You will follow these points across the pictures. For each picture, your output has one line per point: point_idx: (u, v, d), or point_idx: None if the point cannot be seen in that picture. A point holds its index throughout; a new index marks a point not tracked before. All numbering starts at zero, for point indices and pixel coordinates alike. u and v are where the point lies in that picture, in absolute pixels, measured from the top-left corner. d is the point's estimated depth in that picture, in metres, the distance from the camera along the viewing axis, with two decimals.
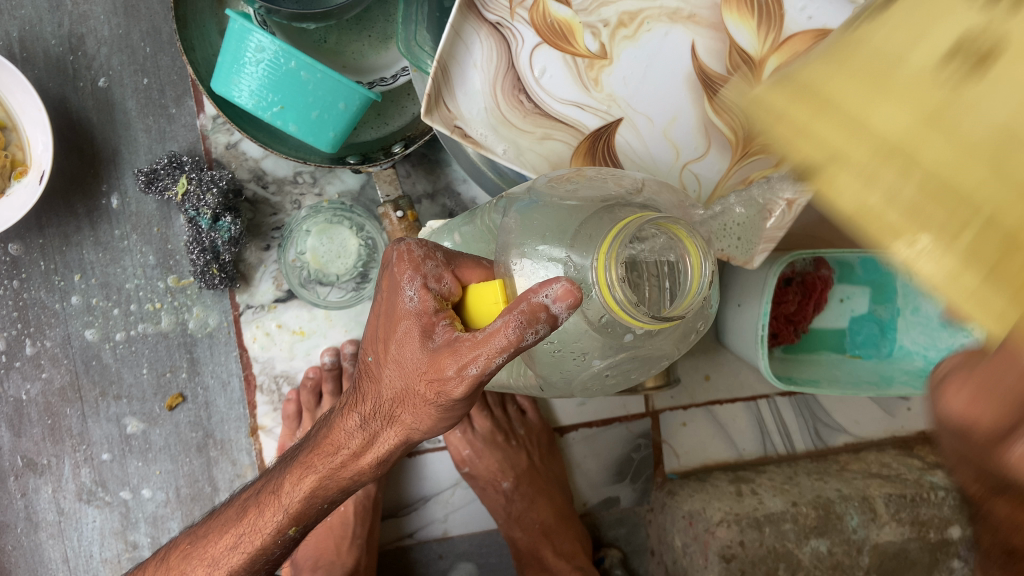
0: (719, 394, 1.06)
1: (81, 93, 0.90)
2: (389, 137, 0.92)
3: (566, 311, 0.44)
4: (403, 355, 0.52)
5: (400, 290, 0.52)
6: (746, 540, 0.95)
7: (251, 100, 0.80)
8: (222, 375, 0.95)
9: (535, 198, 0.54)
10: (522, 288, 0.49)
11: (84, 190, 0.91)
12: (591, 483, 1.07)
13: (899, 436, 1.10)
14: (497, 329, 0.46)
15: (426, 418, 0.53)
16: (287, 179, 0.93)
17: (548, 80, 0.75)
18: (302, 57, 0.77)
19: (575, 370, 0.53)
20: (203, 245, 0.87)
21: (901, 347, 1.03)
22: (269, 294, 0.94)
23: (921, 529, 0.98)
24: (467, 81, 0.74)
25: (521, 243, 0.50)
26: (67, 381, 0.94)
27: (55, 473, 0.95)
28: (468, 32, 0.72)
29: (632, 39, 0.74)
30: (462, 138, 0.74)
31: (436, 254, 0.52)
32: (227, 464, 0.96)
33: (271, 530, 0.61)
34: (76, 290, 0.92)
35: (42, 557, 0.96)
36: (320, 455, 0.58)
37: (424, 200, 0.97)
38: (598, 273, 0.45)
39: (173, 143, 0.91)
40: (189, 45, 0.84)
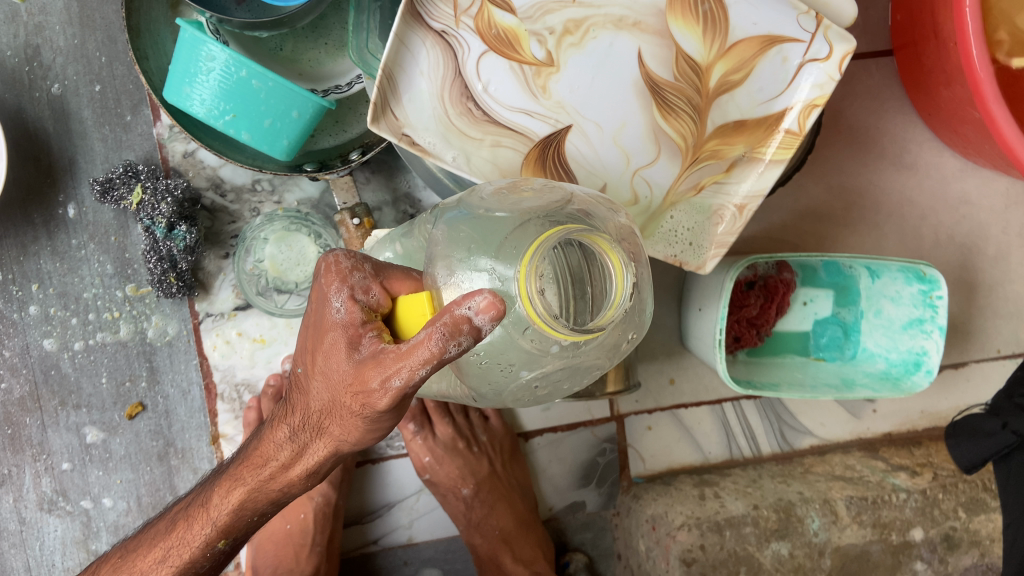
0: (684, 398, 1.06)
1: (36, 103, 0.90)
2: (348, 145, 0.92)
3: (489, 323, 0.44)
4: (329, 367, 0.52)
5: (327, 301, 0.53)
6: (707, 544, 0.95)
7: (203, 109, 0.80)
8: (182, 383, 0.95)
9: (464, 209, 0.54)
10: (449, 300, 0.49)
11: (41, 200, 0.91)
12: (556, 488, 1.07)
13: (865, 438, 1.10)
14: (420, 342, 0.46)
15: (354, 430, 0.53)
16: (245, 187, 0.93)
17: (496, 88, 0.74)
18: (252, 66, 0.77)
19: (502, 380, 0.53)
20: (160, 254, 0.87)
21: (865, 350, 1.03)
22: (229, 302, 0.94)
23: (883, 531, 0.99)
24: (414, 88, 0.74)
25: (448, 256, 0.50)
26: (26, 391, 0.94)
27: (16, 483, 0.95)
28: (414, 41, 0.72)
29: (579, 46, 0.73)
30: (410, 145, 0.75)
31: (364, 265, 0.53)
32: (188, 473, 0.96)
33: (200, 544, 0.61)
34: (34, 300, 0.92)
35: (3, 567, 0.96)
36: (249, 468, 0.58)
37: (385, 207, 0.97)
38: (520, 285, 0.45)
39: (130, 152, 0.91)
40: (141, 54, 0.83)
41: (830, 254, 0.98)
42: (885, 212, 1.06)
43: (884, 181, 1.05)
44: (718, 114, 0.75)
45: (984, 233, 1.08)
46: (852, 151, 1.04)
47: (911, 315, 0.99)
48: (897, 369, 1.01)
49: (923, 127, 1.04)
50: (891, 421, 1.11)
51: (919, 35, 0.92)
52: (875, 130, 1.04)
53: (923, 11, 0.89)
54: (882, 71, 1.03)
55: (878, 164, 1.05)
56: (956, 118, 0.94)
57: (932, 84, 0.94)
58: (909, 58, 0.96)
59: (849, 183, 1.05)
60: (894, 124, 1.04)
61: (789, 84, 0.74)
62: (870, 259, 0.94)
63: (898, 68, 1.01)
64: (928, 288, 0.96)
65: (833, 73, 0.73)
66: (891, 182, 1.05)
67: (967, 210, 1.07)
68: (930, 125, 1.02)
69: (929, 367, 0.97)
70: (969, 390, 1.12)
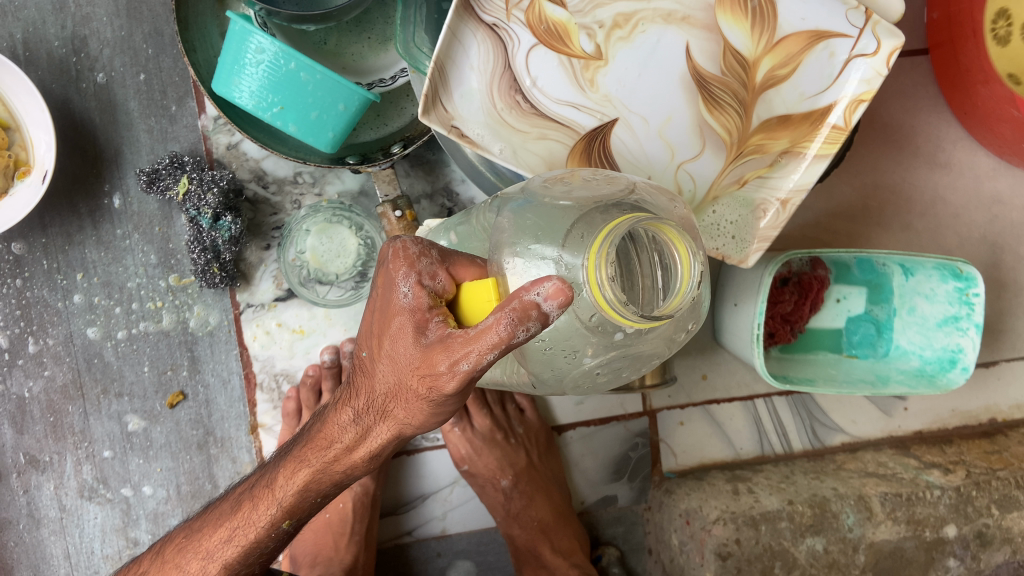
0: (717, 393, 1.06)
1: (83, 94, 0.91)
2: (389, 138, 0.93)
3: (557, 309, 0.45)
4: (396, 351, 0.53)
5: (394, 287, 0.53)
6: (741, 538, 0.95)
7: (251, 101, 0.81)
8: (223, 373, 0.96)
9: (528, 198, 0.55)
10: (515, 286, 0.51)
11: (86, 190, 0.92)
12: (588, 482, 1.08)
13: (896, 436, 1.11)
14: (489, 326, 0.47)
15: (419, 413, 0.54)
16: (286, 179, 0.94)
17: (544, 81, 0.75)
18: (301, 58, 0.78)
19: (565, 367, 0.54)
20: (204, 244, 0.88)
21: (897, 347, 1.03)
22: (269, 293, 0.95)
23: (917, 528, 0.99)
24: (464, 81, 0.75)
25: (514, 242, 0.51)
26: (69, 379, 0.95)
27: (57, 470, 0.96)
28: (465, 34, 0.73)
29: (627, 40, 0.74)
30: (459, 138, 0.75)
31: (430, 252, 0.54)
32: (227, 462, 0.97)
33: (265, 524, 0.62)
34: (78, 289, 0.93)
35: (43, 553, 0.97)
36: (314, 449, 0.60)
37: (423, 201, 0.98)
38: (589, 272, 0.46)
39: (175, 143, 0.92)
40: (190, 46, 0.85)
41: (865, 250, 0.98)
42: (918, 210, 1.06)
43: (918, 179, 1.06)
44: (764, 109, 0.76)
45: (1017, 233, 1.08)
46: (887, 149, 1.04)
47: (946, 312, 0.99)
48: (932, 366, 1.01)
49: (957, 125, 1.04)
50: (922, 419, 1.11)
51: (958, 34, 0.92)
52: (910, 128, 1.05)
53: (962, 10, 0.89)
54: (918, 70, 1.03)
55: (912, 162, 1.05)
56: (993, 117, 0.94)
57: (969, 82, 0.94)
58: (946, 56, 0.97)
59: (883, 181, 1.05)
60: (929, 122, 1.04)
61: (835, 79, 0.74)
62: (906, 257, 0.95)
63: (933, 67, 1.01)
64: (964, 286, 0.97)
65: (880, 69, 0.72)
66: (925, 181, 1.06)
67: (1000, 209, 1.07)
68: (965, 123, 1.02)
69: (965, 365, 0.98)
70: (999, 389, 1.12)
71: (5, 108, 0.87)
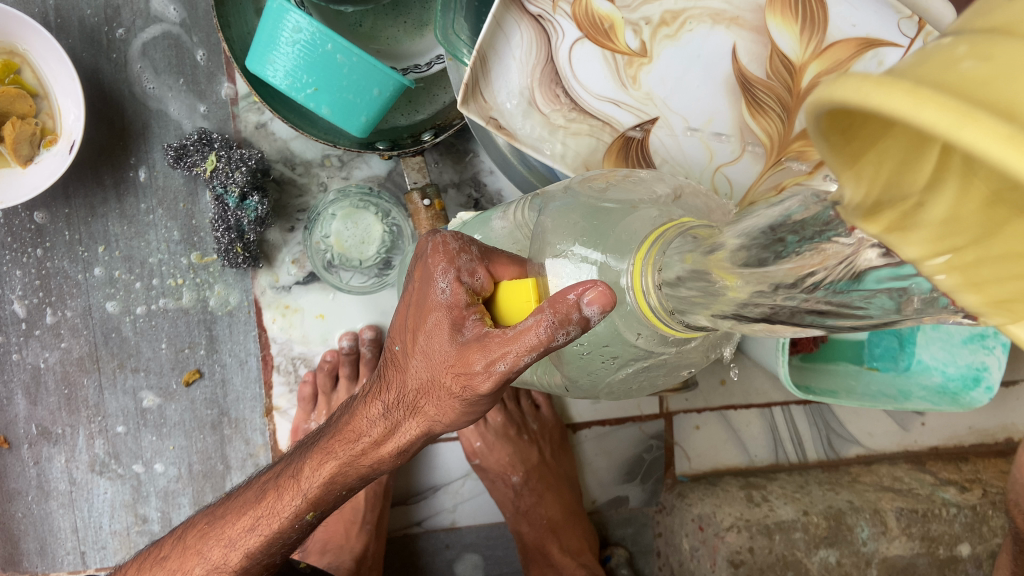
0: (734, 399, 1.05)
1: (113, 65, 0.89)
2: (418, 126, 0.92)
3: (599, 313, 0.44)
4: (430, 346, 0.52)
5: (432, 282, 0.52)
6: (755, 547, 0.95)
7: (285, 81, 0.80)
8: (240, 354, 0.95)
9: (573, 197, 0.54)
10: (556, 288, 0.49)
11: (112, 162, 0.91)
12: (600, 482, 1.07)
13: (912, 451, 1.09)
14: (529, 327, 0.46)
15: (449, 410, 0.53)
16: (314, 161, 0.93)
17: (586, 76, 0.74)
18: (338, 40, 0.76)
19: (601, 372, 0.53)
20: (229, 223, 0.86)
21: (920, 362, 1.01)
22: (291, 275, 0.94)
23: (931, 545, 0.98)
24: (505, 72, 0.74)
25: (556, 244, 0.50)
26: (85, 352, 0.94)
27: (69, 443, 0.95)
28: (509, 24, 0.72)
29: (674, 38, 0.72)
30: (497, 129, 0.75)
31: (471, 248, 0.53)
32: (240, 443, 0.96)
33: (289, 514, 0.61)
34: (99, 262, 0.92)
35: (51, 526, 0.97)
36: (342, 441, 0.59)
37: (450, 189, 0.97)
38: (634, 278, 0.45)
39: (203, 119, 0.91)
40: (225, 21, 0.83)
41: None
42: None
43: None
44: None
45: None
46: None
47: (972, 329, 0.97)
48: (955, 383, 0.99)
49: None
50: (940, 435, 1.09)
51: None
52: None
53: None
54: None
55: None
56: None
57: None
58: None
59: None
60: None
61: None
62: None
63: None
64: None
65: None
66: None
67: None
68: None
69: (990, 384, 0.95)
70: (1017, 409, 1.10)
71: (33, 74, 0.86)
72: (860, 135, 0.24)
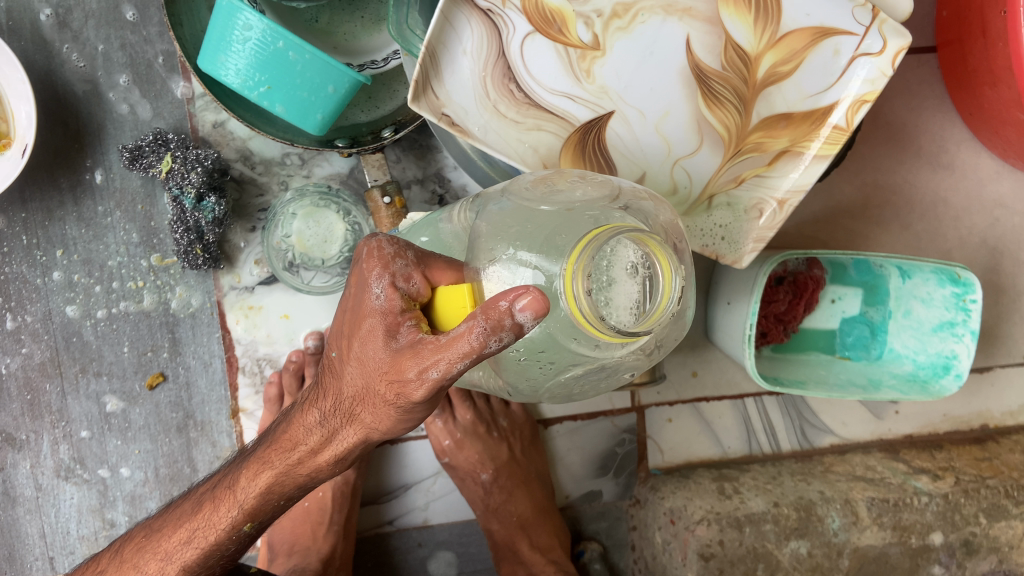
0: (706, 391, 1.05)
1: (65, 65, 0.88)
2: (380, 122, 0.91)
3: (531, 320, 0.43)
4: (366, 353, 0.51)
5: (368, 287, 0.52)
6: (725, 539, 0.94)
7: (238, 79, 0.79)
8: (204, 356, 0.94)
9: (510, 199, 0.54)
10: (490, 293, 0.48)
11: (68, 164, 0.90)
12: (573, 476, 1.06)
13: (886, 439, 1.09)
14: (462, 334, 0.45)
15: (386, 418, 0.52)
16: (274, 160, 0.92)
17: (539, 70, 0.72)
18: (289, 37, 0.75)
19: (540, 378, 0.53)
20: (187, 224, 0.86)
21: (891, 351, 1.01)
22: (253, 276, 0.93)
23: (903, 534, 0.98)
24: (456, 68, 0.72)
25: (491, 248, 0.49)
26: (46, 357, 0.93)
27: (33, 449, 0.95)
28: (458, 19, 0.70)
29: (626, 30, 0.72)
30: (450, 126, 0.72)
31: (406, 253, 0.52)
32: (207, 446, 0.96)
33: (226, 526, 0.61)
34: (58, 266, 0.91)
35: (19, 532, 0.96)
36: (278, 450, 0.58)
37: (414, 186, 0.96)
38: (565, 283, 0.43)
39: (160, 119, 0.90)
40: (176, 20, 0.82)
41: (862, 252, 0.95)
42: (918, 212, 1.04)
43: (919, 180, 1.03)
44: (764, 106, 0.72)
45: (1017, 237, 1.05)
46: (890, 150, 1.02)
47: (942, 317, 0.97)
48: (925, 371, 0.99)
49: (962, 127, 1.01)
50: (913, 423, 1.09)
51: (966, 32, 0.88)
52: (914, 127, 1.02)
53: (970, 8, 0.85)
54: (924, 67, 1.00)
55: (914, 163, 1.02)
56: (998, 119, 0.92)
57: (975, 83, 0.91)
58: (953, 55, 0.93)
59: (884, 181, 1.02)
60: (934, 122, 1.01)
61: (838, 78, 0.71)
62: (904, 260, 0.91)
63: (941, 68, 0.98)
64: (961, 291, 0.94)
65: (886, 69, 0.69)
66: (927, 182, 1.03)
67: (1002, 213, 1.04)
68: (971, 127, 0.99)
69: (959, 372, 0.95)
70: (992, 396, 1.10)
71: None
72: None
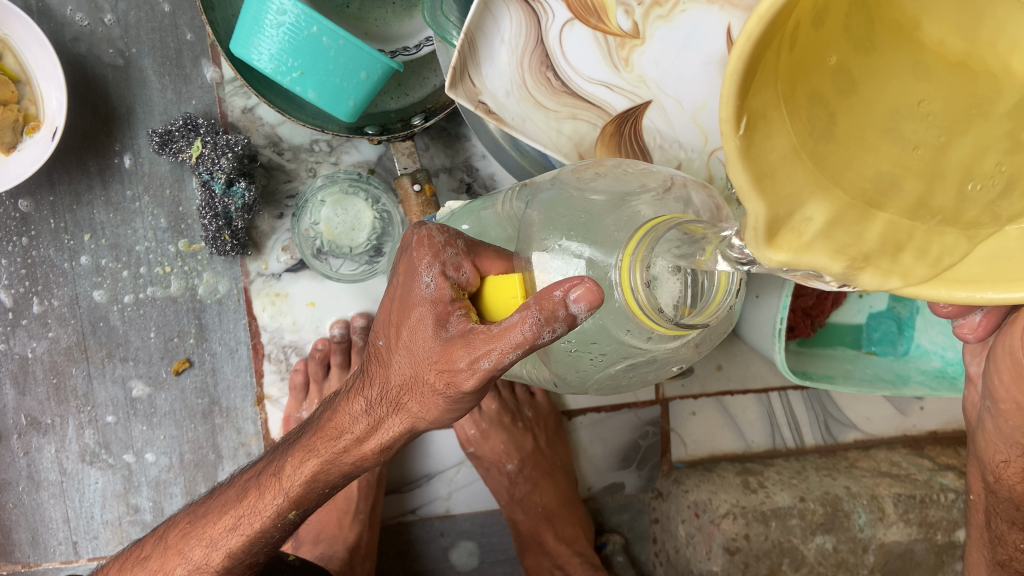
0: (731, 384, 1.04)
1: (96, 49, 0.87)
2: (409, 109, 0.90)
3: (586, 312, 0.43)
4: (414, 342, 0.51)
5: (416, 276, 0.51)
6: (751, 534, 0.94)
7: (270, 64, 0.77)
8: (230, 342, 0.93)
9: (559, 188, 0.53)
10: (542, 284, 0.48)
11: (97, 149, 0.90)
12: (596, 468, 1.06)
13: (910, 435, 1.08)
14: (514, 324, 0.44)
15: (433, 407, 0.52)
16: (303, 146, 0.92)
17: (577, 58, 0.69)
18: (324, 23, 0.74)
19: (588, 369, 0.53)
20: (216, 210, 0.85)
21: (918, 347, 1.00)
22: (281, 263, 0.92)
23: (928, 530, 0.98)
24: (493, 55, 0.69)
25: (544, 237, 0.49)
26: (73, 341, 0.93)
27: (58, 433, 0.94)
28: (498, 6, 0.66)
29: (667, 19, 0.66)
30: (487, 114, 0.72)
31: (456, 242, 0.51)
32: (232, 432, 0.96)
33: (271, 513, 0.61)
34: (85, 250, 0.91)
35: (42, 516, 0.96)
36: (323, 439, 0.58)
37: (441, 174, 0.95)
38: (622, 274, 0.43)
39: (189, 104, 0.89)
40: (208, 4, 0.81)
41: None
42: None
43: None
44: None
45: None
46: None
47: None
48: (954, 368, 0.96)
49: None
50: (938, 419, 1.08)
51: None
52: None
53: None
54: None
55: None
56: None
57: None
58: None
59: None
60: None
61: None
62: None
63: None
64: None
65: None
66: None
67: None
68: None
69: None
70: None
71: (15, 59, 0.84)
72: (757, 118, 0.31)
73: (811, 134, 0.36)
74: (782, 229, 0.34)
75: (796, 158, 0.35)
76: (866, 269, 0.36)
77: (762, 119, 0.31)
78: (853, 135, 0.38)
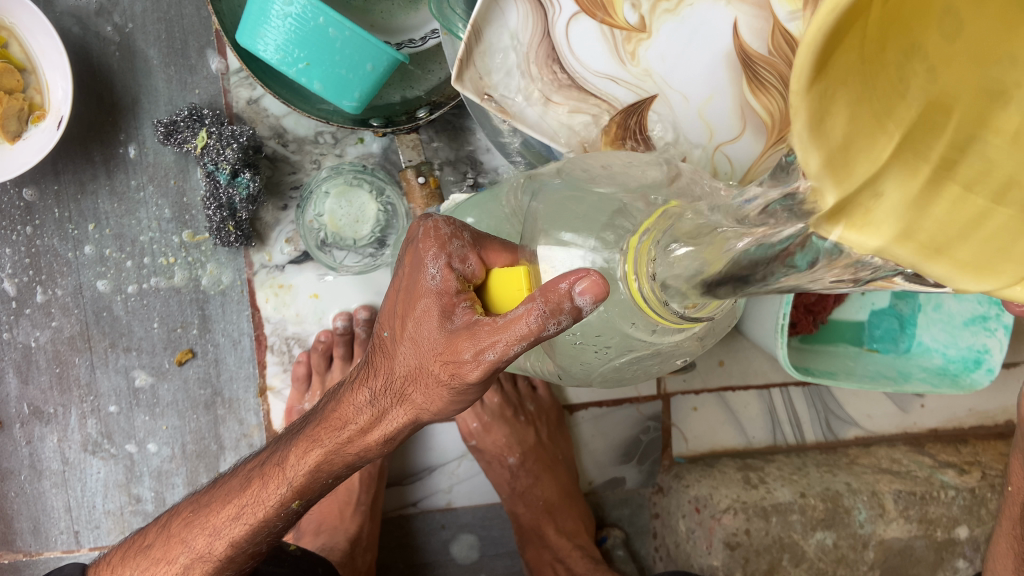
0: (733, 380, 1.04)
1: (102, 38, 0.87)
2: (413, 102, 0.90)
3: (591, 304, 0.42)
4: (419, 334, 0.51)
5: (422, 267, 0.51)
6: (752, 529, 0.94)
7: (276, 55, 0.77)
8: (233, 333, 0.94)
9: (565, 180, 0.53)
10: (548, 276, 0.48)
11: (102, 138, 0.90)
12: (597, 462, 1.06)
13: (911, 432, 1.08)
14: (519, 316, 0.45)
15: (438, 399, 0.52)
16: (307, 138, 0.92)
17: (583, 50, 0.68)
18: (330, 14, 0.74)
19: (593, 361, 0.53)
20: (220, 201, 0.85)
21: (920, 344, 1.00)
22: (284, 254, 0.93)
23: (928, 527, 0.98)
24: (500, 48, 0.69)
25: (549, 230, 0.49)
26: (76, 331, 0.93)
27: (60, 423, 0.95)
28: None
29: (674, 13, 0.66)
30: (492, 106, 0.72)
31: (462, 234, 0.51)
32: (234, 423, 0.96)
33: (275, 503, 0.61)
34: (89, 240, 0.91)
35: (44, 505, 0.96)
36: (328, 429, 0.58)
37: (446, 167, 0.95)
38: (626, 267, 0.44)
39: (194, 94, 0.89)
40: None
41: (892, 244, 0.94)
42: None
43: None
44: None
45: None
46: None
47: (974, 311, 0.95)
48: (955, 366, 0.97)
49: None
50: (938, 416, 1.08)
51: None
52: None
53: None
54: None
55: None
56: None
57: None
58: None
59: None
60: None
61: None
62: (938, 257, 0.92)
63: None
64: None
65: None
66: None
67: None
68: None
69: (990, 367, 0.93)
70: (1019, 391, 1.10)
71: (20, 48, 0.84)
72: (836, 77, 0.25)
73: (958, 97, 0.28)
74: (856, 209, 0.29)
75: (909, 136, 0.28)
76: (968, 263, 0.29)
77: (833, 89, 0.25)
78: (1022, 105, 0.28)
